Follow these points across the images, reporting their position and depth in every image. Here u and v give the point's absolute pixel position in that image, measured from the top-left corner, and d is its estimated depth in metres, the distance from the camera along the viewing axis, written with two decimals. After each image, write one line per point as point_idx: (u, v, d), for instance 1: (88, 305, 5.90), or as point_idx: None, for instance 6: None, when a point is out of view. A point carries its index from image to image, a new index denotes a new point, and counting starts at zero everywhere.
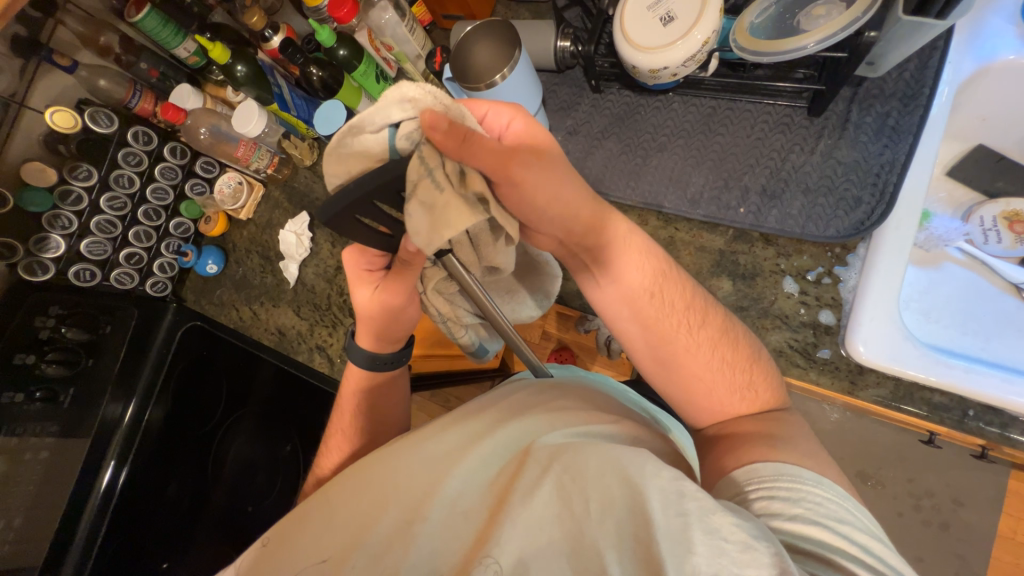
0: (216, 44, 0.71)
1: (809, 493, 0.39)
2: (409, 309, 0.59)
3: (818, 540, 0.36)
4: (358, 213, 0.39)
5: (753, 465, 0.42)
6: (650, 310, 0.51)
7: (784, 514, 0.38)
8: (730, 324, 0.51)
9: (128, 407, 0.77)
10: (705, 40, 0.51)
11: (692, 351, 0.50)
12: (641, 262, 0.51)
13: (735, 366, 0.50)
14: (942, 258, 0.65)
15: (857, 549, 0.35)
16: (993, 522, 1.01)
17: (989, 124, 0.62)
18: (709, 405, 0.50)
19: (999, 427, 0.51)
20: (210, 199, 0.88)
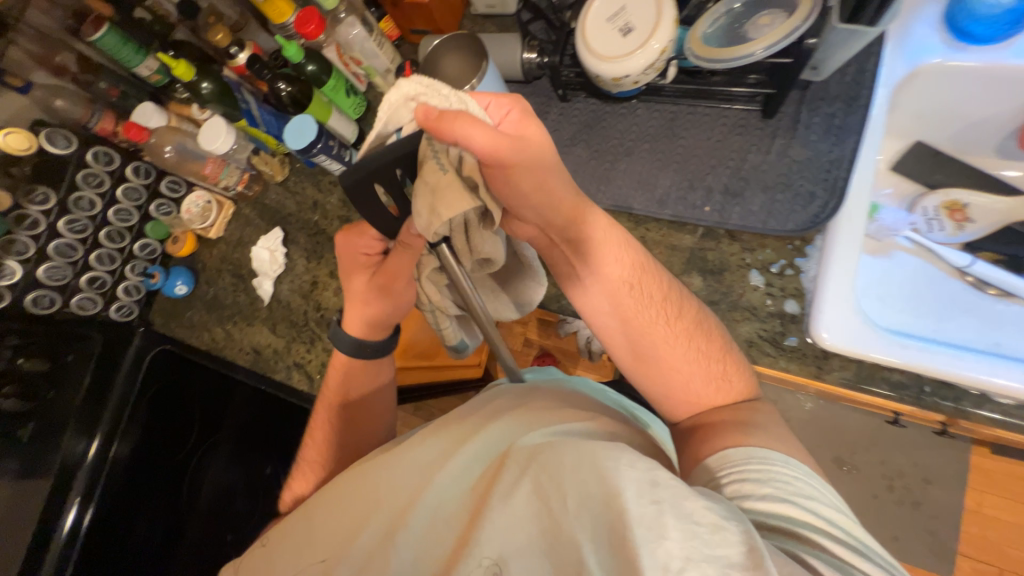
0: (179, 60, 0.69)
1: (778, 472, 0.41)
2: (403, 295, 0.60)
3: (785, 515, 0.38)
4: (374, 181, 0.43)
5: (725, 452, 0.44)
6: (630, 300, 0.54)
7: (755, 494, 0.40)
8: (703, 316, 0.54)
9: (92, 442, 0.74)
10: (661, 50, 0.54)
11: (670, 342, 0.53)
12: (619, 254, 0.53)
13: (710, 355, 0.52)
14: (892, 247, 0.69)
15: (824, 521, 0.37)
16: (959, 497, 1.07)
17: (925, 122, 0.67)
18: (683, 397, 0.53)
19: (953, 401, 0.54)
20: (177, 219, 0.86)
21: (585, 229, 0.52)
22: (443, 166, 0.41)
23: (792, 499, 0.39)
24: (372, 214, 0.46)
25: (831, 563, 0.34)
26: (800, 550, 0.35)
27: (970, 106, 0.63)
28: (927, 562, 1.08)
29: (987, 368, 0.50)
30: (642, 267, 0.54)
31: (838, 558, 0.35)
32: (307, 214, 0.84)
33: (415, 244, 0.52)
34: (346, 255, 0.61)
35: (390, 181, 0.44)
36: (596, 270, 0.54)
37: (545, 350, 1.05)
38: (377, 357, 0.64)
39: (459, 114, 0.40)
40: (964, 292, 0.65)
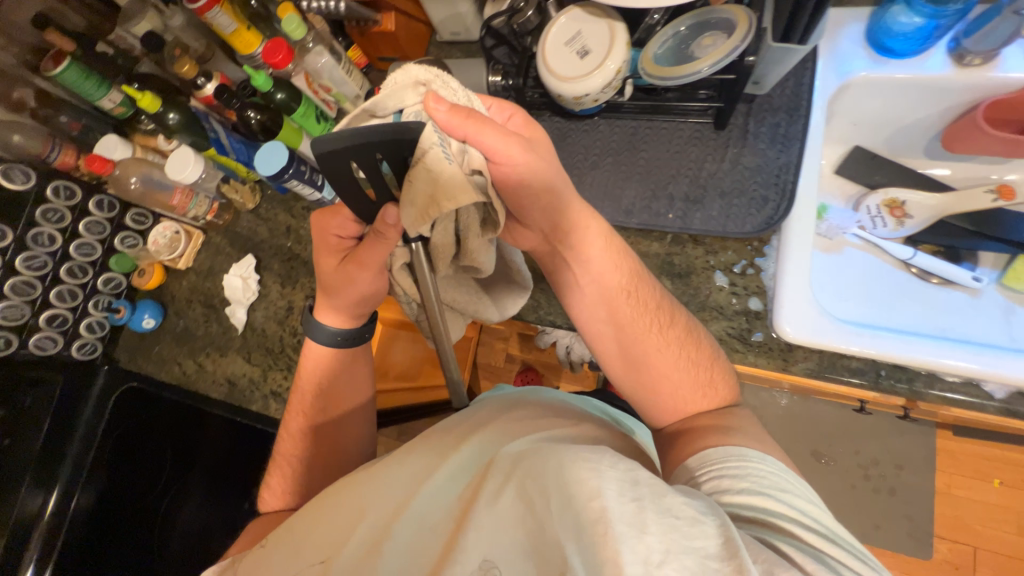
0: (145, 93, 0.70)
1: (756, 468, 0.43)
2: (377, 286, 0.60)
3: (760, 506, 0.40)
4: (353, 159, 0.41)
5: (705, 451, 0.46)
6: (626, 307, 0.55)
7: (733, 489, 0.42)
8: (693, 325, 0.56)
9: (49, 496, 0.75)
10: (616, 69, 0.58)
11: (662, 350, 0.54)
12: (617, 261, 0.56)
13: (700, 364, 0.54)
14: (843, 244, 0.73)
15: (798, 511, 0.39)
16: (931, 480, 1.11)
17: (861, 129, 0.73)
18: (672, 405, 0.54)
19: (908, 383, 0.57)
20: (144, 251, 0.84)
21: (586, 233, 0.56)
22: (449, 157, 0.42)
23: (768, 492, 0.41)
24: (346, 190, 0.45)
25: (804, 548, 0.36)
26: (777, 539, 0.36)
27: (897, 113, 0.69)
28: (909, 548, 1.11)
29: (934, 350, 0.54)
30: (638, 276, 0.56)
31: (811, 545, 0.37)
32: (279, 239, 0.83)
33: (392, 234, 0.50)
34: (317, 235, 0.60)
35: (369, 163, 0.42)
36: (593, 274, 0.56)
37: (525, 365, 1.27)
38: (354, 346, 0.66)
39: (469, 114, 0.43)
40: (909, 282, 0.70)
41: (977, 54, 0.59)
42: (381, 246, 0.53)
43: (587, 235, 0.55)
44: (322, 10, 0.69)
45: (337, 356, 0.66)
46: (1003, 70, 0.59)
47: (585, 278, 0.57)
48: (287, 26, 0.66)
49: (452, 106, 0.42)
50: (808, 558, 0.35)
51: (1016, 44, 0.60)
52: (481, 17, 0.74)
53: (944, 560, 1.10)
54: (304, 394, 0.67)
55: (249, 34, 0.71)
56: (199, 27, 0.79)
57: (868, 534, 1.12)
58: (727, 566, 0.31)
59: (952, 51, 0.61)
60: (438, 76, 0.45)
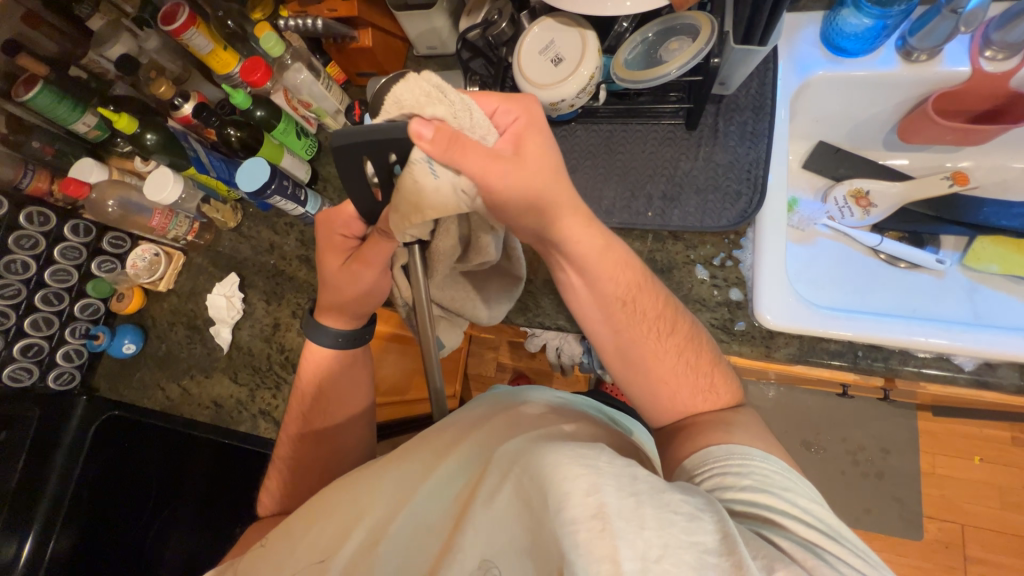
0: (122, 114, 0.69)
1: (757, 466, 0.44)
2: (377, 290, 0.61)
3: (761, 503, 0.41)
4: (366, 156, 0.43)
5: (709, 448, 0.47)
6: (621, 315, 0.55)
7: (737, 486, 0.43)
8: (695, 330, 0.56)
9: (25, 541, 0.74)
10: (590, 75, 0.60)
11: (660, 355, 0.54)
12: (615, 271, 0.54)
13: (699, 368, 0.55)
14: (814, 235, 0.77)
15: (799, 509, 0.40)
16: (916, 461, 1.15)
17: (823, 125, 0.77)
18: (669, 406, 0.54)
19: (884, 362, 0.59)
20: (123, 275, 0.82)
21: (577, 245, 0.53)
22: (436, 172, 0.43)
23: (770, 489, 0.41)
24: (354, 184, 0.47)
25: (801, 542, 0.37)
26: (775, 534, 0.37)
27: (856, 108, 0.73)
28: (900, 529, 1.13)
29: (905, 329, 0.57)
30: (638, 285, 0.55)
31: (809, 540, 0.38)
32: (263, 256, 0.82)
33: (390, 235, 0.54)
34: (323, 235, 0.61)
35: (382, 160, 0.44)
36: (592, 280, 0.55)
37: (518, 372, 1.29)
38: (354, 347, 0.66)
39: (454, 136, 0.42)
40: (879, 267, 0.74)
41: (922, 51, 0.64)
42: (386, 246, 0.56)
43: (578, 247, 0.53)
44: (300, 28, 0.71)
45: (334, 356, 0.66)
46: (949, 64, 0.64)
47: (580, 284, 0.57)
48: (266, 44, 0.68)
49: (438, 129, 0.41)
50: (805, 552, 0.36)
51: (958, 41, 0.64)
52: (456, 32, 0.76)
53: (934, 539, 1.12)
54: (301, 397, 0.68)
55: (226, 54, 0.73)
56: (175, 49, 0.79)
57: (860, 518, 1.14)
58: (725, 561, 0.32)
59: (899, 49, 0.65)
60: (437, 87, 0.41)
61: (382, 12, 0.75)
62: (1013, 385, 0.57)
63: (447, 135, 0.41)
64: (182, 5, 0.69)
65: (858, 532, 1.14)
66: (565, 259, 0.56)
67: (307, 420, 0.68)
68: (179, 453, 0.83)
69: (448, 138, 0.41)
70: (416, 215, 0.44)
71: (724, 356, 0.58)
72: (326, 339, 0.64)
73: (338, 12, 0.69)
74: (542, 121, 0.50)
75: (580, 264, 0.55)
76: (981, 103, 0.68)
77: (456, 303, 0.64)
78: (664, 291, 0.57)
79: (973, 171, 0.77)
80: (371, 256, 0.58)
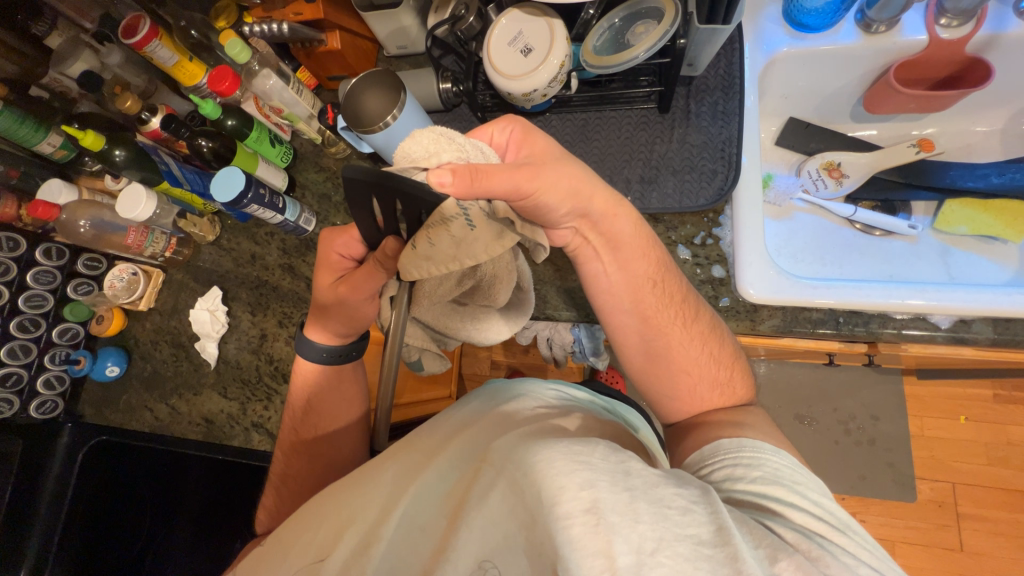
0: (87, 131, 0.68)
1: (768, 459, 0.45)
2: (364, 309, 0.60)
3: (769, 494, 0.42)
4: (372, 194, 0.44)
5: (719, 441, 0.48)
6: (652, 297, 0.55)
7: (746, 477, 0.44)
8: (716, 323, 0.58)
9: None
10: (560, 63, 0.60)
11: (686, 343, 0.55)
12: (644, 252, 0.55)
13: (720, 362, 0.56)
14: (791, 210, 0.79)
15: (809, 502, 0.41)
16: (905, 425, 1.18)
17: (792, 101, 0.79)
18: (691, 399, 0.56)
19: (866, 328, 0.60)
20: (100, 297, 0.81)
21: (615, 222, 0.54)
22: (472, 223, 0.46)
23: (780, 481, 0.43)
24: (358, 214, 0.47)
25: (800, 531, 0.38)
26: (780, 523, 0.38)
27: (822, 81, 0.74)
28: (895, 494, 1.16)
29: (885, 294, 0.58)
30: (664, 266, 0.56)
31: (812, 531, 0.38)
32: (246, 268, 0.81)
33: (387, 263, 0.54)
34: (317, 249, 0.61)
35: (388, 201, 0.45)
36: (625, 260, 0.55)
37: (512, 368, 1.30)
38: (343, 362, 0.66)
39: (474, 171, 0.41)
40: (856, 238, 0.76)
41: (881, 22, 0.65)
42: (378, 273, 0.56)
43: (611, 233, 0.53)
44: (266, 33, 0.71)
45: (324, 369, 0.66)
46: (907, 33, 0.65)
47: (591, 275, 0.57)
48: (231, 50, 0.66)
49: (456, 171, 0.40)
50: (806, 540, 0.37)
51: (915, 10, 0.66)
52: (426, 29, 0.76)
53: (928, 499, 1.15)
54: (295, 405, 0.68)
55: (192, 66, 0.72)
56: (138, 63, 0.78)
57: (855, 485, 1.17)
58: (720, 553, 0.33)
59: (859, 22, 0.67)
60: (443, 134, 0.45)
61: (349, 14, 0.74)
62: (990, 339, 0.58)
63: (466, 173, 0.40)
64: (144, 17, 0.68)
65: (855, 499, 1.17)
66: (599, 241, 0.55)
67: (301, 429, 0.68)
68: (172, 475, 0.82)
69: (467, 173, 0.40)
70: (454, 264, 0.47)
71: (735, 340, 0.59)
72: (313, 354, 0.64)
73: (304, 15, 0.68)
74: (535, 128, 0.53)
75: (615, 245, 0.55)
76: (944, 69, 0.69)
77: (457, 326, 0.62)
78: (680, 280, 0.57)
79: (937, 138, 0.80)
80: (359, 283, 0.58)
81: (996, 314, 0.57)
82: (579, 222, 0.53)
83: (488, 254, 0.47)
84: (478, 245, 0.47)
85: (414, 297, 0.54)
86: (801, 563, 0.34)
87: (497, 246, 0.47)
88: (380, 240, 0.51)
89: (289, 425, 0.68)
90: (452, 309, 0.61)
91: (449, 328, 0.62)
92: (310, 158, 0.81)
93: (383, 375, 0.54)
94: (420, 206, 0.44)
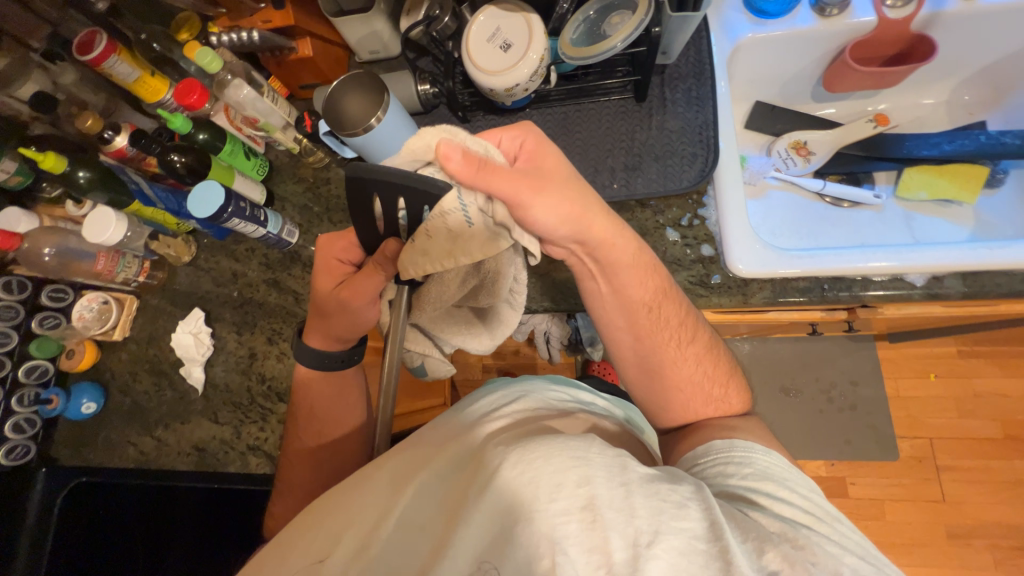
0: (46, 153, 0.64)
1: (759, 458, 0.48)
2: (365, 315, 0.58)
3: (760, 489, 0.45)
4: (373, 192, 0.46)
5: (712, 442, 0.51)
6: (645, 321, 0.56)
7: (739, 473, 0.47)
8: (712, 342, 0.60)
9: None
10: (539, 58, 0.61)
11: (680, 363, 0.57)
12: (643, 279, 0.55)
13: (714, 380, 0.58)
14: (765, 188, 0.82)
15: (796, 497, 0.44)
16: (881, 389, 1.24)
17: (757, 84, 0.82)
18: (684, 410, 0.57)
19: (849, 291, 0.63)
20: (70, 330, 0.76)
21: (611, 251, 0.53)
22: (470, 220, 0.46)
23: (771, 480, 0.46)
24: (359, 212, 0.48)
25: (790, 523, 0.41)
26: (769, 514, 0.41)
27: (784, 64, 0.78)
28: (879, 454, 1.22)
29: (861, 257, 0.61)
30: (663, 294, 0.56)
31: (801, 522, 0.41)
32: (227, 287, 0.77)
33: (388, 267, 0.53)
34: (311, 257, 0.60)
35: (389, 201, 0.46)
36: (621, 280, 0.55)
37: (505, 369, 1.30)
38: (343, 367, 0.64)
39: (481, 163, 0.44)
40: (826, 211, 0.80)
41: (834, 6, 0.69)
42: (377, 278, 0.55)
43: (612, 253, 0.53)
44: (234, 43, 0.69)
45: (323, 377, 0.65)
46: (858, 15, 0.70)
47: (590, 293, 0.58)
48: (203, 59, 0.64)
49: (465, 155, 0.43)
50: (792, 530, 0.40)
51: None
52: (398, 33, 0.76)
53: (909, 456, 1.21)
54: (296, 413, 0.66)
55: (155, 81, 0.69)
56: (96, 81, 0.75)
57: (841, 449, 1.22)
58: (713, 547, 0.35)
59: (814, 6, 0.71)
60: (447, 131, 0.44)
61: (319, 21, 0.73)
62: (961, 292, 0.62)
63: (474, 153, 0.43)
64: (99, 32, 0.65)
65: (843, 463, 1.22)
66: (595, 265, 0.55)
67: (303, 436, 0.65)
68: (166, 512, 0.78)
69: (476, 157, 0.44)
70: (450, 259, 0.47)
71: (730, 356, 0.62)
72: (313, 360, 0.63)
73: (274, 23, 0.67)
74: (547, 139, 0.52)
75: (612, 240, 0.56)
76: (894, 47, 0.74)
77: (449, 326, 0.62)
78: (682, 296, 0.58)
79: (892, 112, 0.85)
80: (360, 287, 0.56)
81: (965, 268, 0.61)
82: (575, 247, 0.53)
83: (482, 254, 0.47)
84: (474, 243, 0.47)
85: (415, 302, 0.55)
86: (785, 554, 0.37)
87: (491, 248, 0.47)
88: (381, 241, 0.51)
89: (293, 434, 0.66)
90: (449, 312, 0.61)
91: (443, 333, 0.62)
92: (286, 169, 0.79)
93: (384, 381, 0.55)
94: (422, 199, 0.45)
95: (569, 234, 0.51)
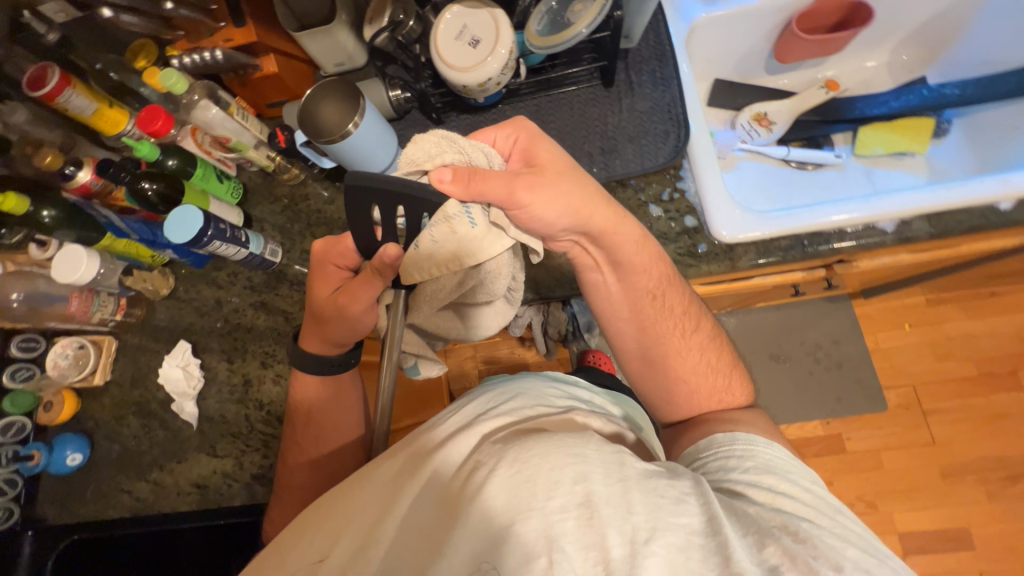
0: (6, 194, 0.62)
1: (760, 450, 0.50)
2: (363, 321, 0.57)
3: (761, 483, 0.47)
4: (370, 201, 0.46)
5: (713, 437, 0.53)
6: (650, 309, 0.58)
7: (739, 466, 0.49)
8: (715, 335, 0.62)
9: None
10: (508, 52, 0.62)
11: (684, 353, 0.59)
12: (647, 266, 0.57)
13: (717, 370, 0.60)
14: (734, 160, 0.85)
15: (796, 488, 0.46)
16: (863, 344, 1.30)
17: (714, 62, 0.86)
18: (690, 403, 0.59)
19: (828, 244, 0.66)
20: (45, 380, 0.72)
21: (616, 238, 0.55)
22: (472, 221, 0.46)
23: (772, 472, 0.47)
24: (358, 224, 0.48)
25: (789, 517, 0.43)
26: (768, 510, 0.43)
27: (738, 40, 0.82)
28: (868, 407, 1.26)
29: (834, 210, 0.65)
30: (665, 280, 0.58)
31: (800, 515, 0.43)
32: (211, 315, 0.75)
33: (388, 273, 0.51)
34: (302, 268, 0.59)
35: (385, 205, 0.46)
36: (628, 265, 0.56)
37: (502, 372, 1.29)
38: (340, 371, 0.63)
39: (473, 173, 0.45)
40: (793, 174, 0.83)
41: None
42: (376, 282, 0.54)
43: (617, 238, 0.54)
44: (197, 63, 0.68)
45: (324, 388, 0.63)
46: None
47: (592, 283, 0.60)
48: (166, 81, 0.63)
49: (456, 172, 0.45)
50: (790, 523, 0.42)
51: None
52: (363, 43, 0.76)
53: (897, 405, 1.27)
54: (296, 421, 0.64)
55: (114, 112, 0.66)
56: (50, 117, 0.72)
57: (834, 408, 1.27)
58: (711, 542, 0.37)
59: None
60: (445, 137, 0.48)
61: (282, 36, 0.72)
62: (928, 233, 0.66)
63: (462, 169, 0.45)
64: (50, 65, 0.63)
65: (837, 421, 1.27)
66: (601, 256, 0.57)
67: (304, 444, 0.63)
68: None
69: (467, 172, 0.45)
70: (454, 263, 0.48)
71: (738, 351, 0.63)
72: (314, 369, 0.61)
73: (235, 40, 0.66)
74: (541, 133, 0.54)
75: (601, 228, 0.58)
76: (835, 14, 0.79)
77: (443, 325, 0.61)
78: (686, 285, 0.60)
79: (840, 77, 0.90)
80: (359, 291, 0.55)
81: (928, 209, 0.65)
82: (579, 237, 0.54)
83: (484, 255, 0.48)
84: (477, 245, 0.47)
85: (414, 300, 0.54)
86: (784, 548, 0.39)
87: (492, 248, 0.48)
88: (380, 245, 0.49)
89: (294, 443, 0.63)
90: (449, 313, 0.60)
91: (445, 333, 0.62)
92: (261, 190, 0.78)
93: (383, 382, 0.53)
94: (421, 208, 0.46)
95: (569, 227, 0.52)
